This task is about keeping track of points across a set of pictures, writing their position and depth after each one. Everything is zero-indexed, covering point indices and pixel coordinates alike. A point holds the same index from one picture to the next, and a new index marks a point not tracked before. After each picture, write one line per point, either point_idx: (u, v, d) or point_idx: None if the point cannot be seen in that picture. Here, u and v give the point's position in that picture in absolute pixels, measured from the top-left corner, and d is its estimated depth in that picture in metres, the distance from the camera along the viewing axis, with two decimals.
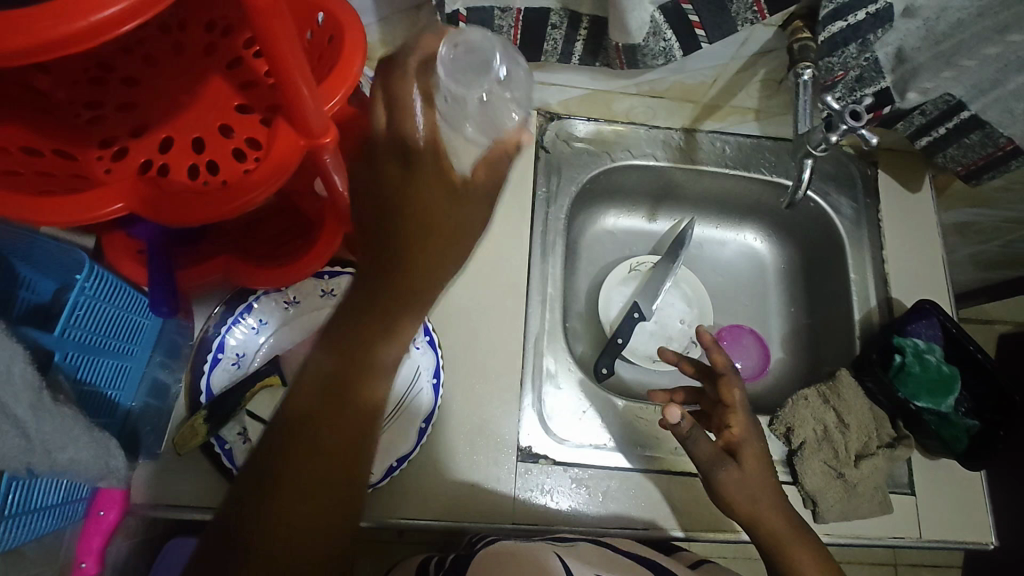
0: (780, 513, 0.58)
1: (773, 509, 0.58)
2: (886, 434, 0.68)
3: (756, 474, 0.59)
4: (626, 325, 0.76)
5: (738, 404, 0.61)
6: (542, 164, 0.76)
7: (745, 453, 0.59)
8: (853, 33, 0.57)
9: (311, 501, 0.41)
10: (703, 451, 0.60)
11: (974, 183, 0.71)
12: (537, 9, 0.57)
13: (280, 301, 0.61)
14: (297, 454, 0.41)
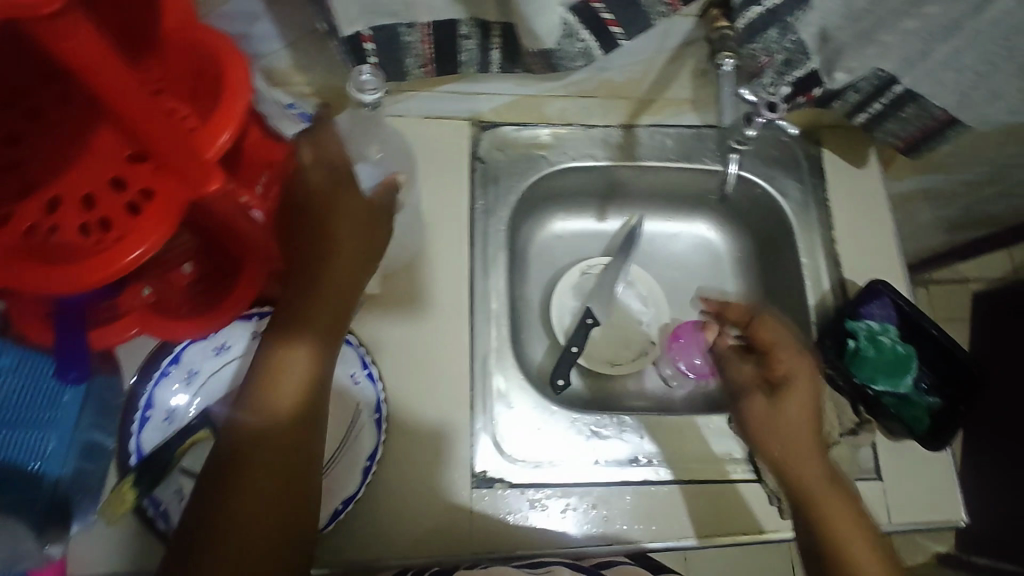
0: (817, 462, 0.60)
1: (812, 451, 0.61)
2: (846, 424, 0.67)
3: (791, 414, 0.62)
4: (580, 333, 0.76)
5: (774, 343, 0.66)
6: (478, 175, 0.74)
7: (790, 391, 0.63)
8: (772, 17, 0.54)
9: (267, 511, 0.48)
10: (736, 375, 0.70)
11: (915, 156, 0.70)
12: (445, 21, 0.55)
13: (207, 349, 0.60)
14: (249, 460, 0.49)
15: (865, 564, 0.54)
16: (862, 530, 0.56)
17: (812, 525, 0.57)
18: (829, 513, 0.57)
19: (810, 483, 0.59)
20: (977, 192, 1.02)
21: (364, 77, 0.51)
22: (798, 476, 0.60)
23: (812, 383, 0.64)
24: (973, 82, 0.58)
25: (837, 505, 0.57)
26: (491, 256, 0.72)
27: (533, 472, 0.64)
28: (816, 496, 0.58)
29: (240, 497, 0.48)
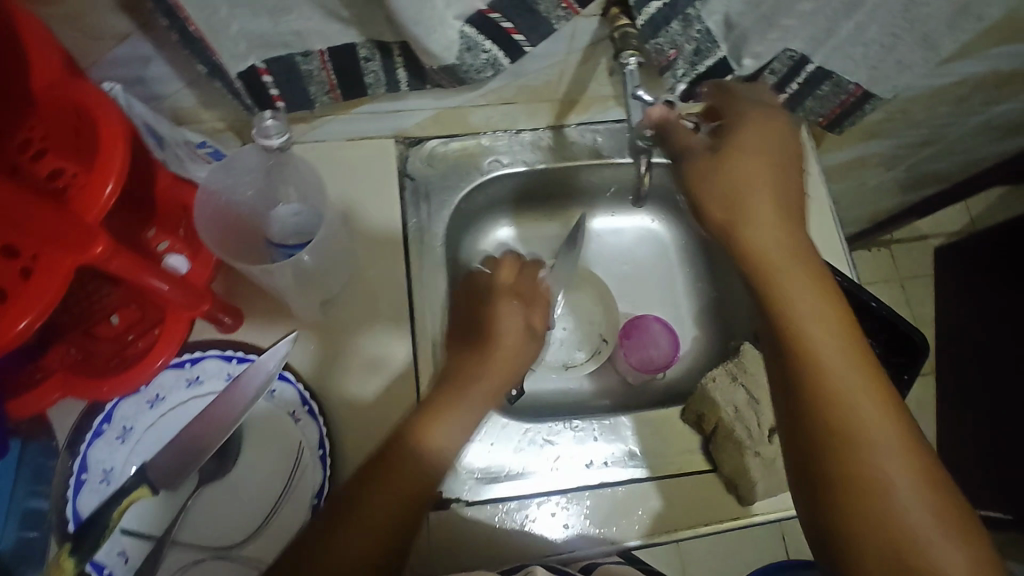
0: (799, 261, 0.49)
1: (776, 223, 0.50)
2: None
3: (744, 154, 0.51)
4: None
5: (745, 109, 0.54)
6: (410, 192, 0.73)
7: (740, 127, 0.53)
8: (671, 11, 0.53)
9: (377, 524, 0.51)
10: (681, 138, 0.56)
11: (837, 131, 0.70)
12: (341, 46, 0.54)
13: (139, 403, 0.58)
14: (392, 476, 0.52)
15: (877, 427, 0.44)
16: (889, 419, 0.45)
17: (813, 413, 0.45)
18: (849, 401, 0.45)
19: (835, 370, 0.46)
20: (920, 152, 1.03)
21: (267, 122, 0.50)
22: (823, 366, 0.46)
23: (792, 223, 0.51)
24: (879, 54, 0.58)
25: (852, 377, 0.46)
26: (429, 274, 0.71)
27: (489, 486, 0.64)
28: (836, 381, 0.45)
29: (350, 518, 0.50)
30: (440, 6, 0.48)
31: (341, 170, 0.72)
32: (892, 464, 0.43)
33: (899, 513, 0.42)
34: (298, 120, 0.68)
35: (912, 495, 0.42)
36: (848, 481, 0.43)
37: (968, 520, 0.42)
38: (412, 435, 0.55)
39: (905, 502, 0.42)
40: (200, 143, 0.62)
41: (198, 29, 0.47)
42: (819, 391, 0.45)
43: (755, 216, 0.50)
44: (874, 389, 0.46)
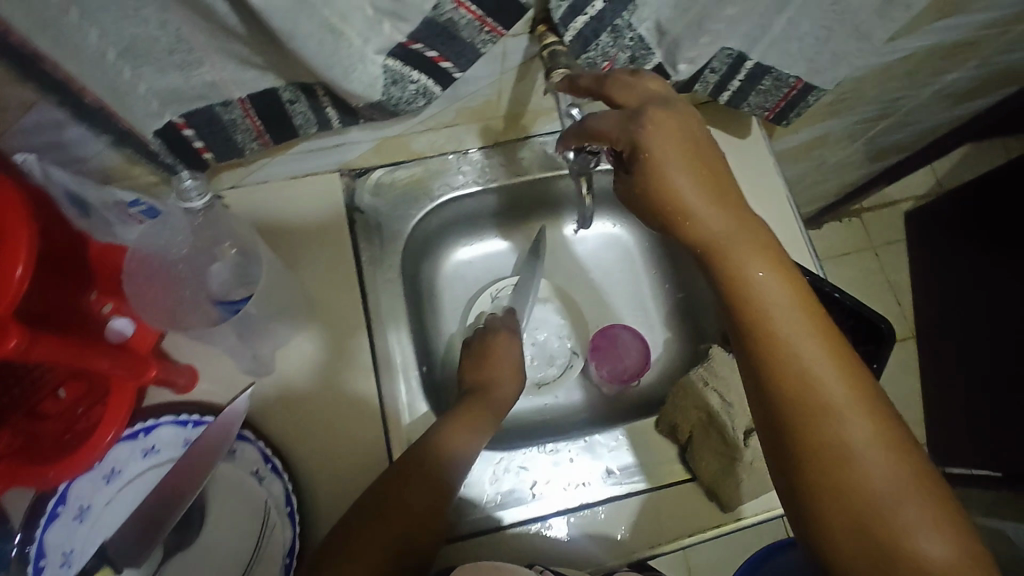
0: (752, 241, 0.46)
1: (699, 206, 0.46)
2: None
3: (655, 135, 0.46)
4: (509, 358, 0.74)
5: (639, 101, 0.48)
6: (360, 226, 0.71)
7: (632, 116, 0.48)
8: (599, 24, 0.51)
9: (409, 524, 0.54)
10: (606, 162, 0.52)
11: (785, 124, 0.69)
12: (259, 91, 0.51)
13: (96, 479, 0.56)
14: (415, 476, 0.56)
15: (845, 407, 0.43)
16: (850, 384, 0.44)
17: (776, 391, 0.44)
18: (809, 374, 0.44)
19: (793, 344, 0.44)
20: (878, 126, 1.02)
21: (186, 182, 0.48)
22: (781, 343, 0.44)
23: (739, 214, 0.47)
24: (815, 46, 0.57)
25: (814, 351, 0.44)
26: (387, 308, 0.69)
27: (465, 523, 0.63)
28: (795, 355, 0.44)
29: (378, 520, 0.53)
30: (357, 44, 0.46)
31: (284, 210, 0.69)
32: (854, 428, 0.42)
33: (861, 477, 0.41)
34: (232, 165, 0.65)
35: (876, 457, 0.42)
36: (814, 452, 0.42)
37: (930, 476, 0.42)
38: (436, 444, 0.59)
39: (869, 467, 0.41)
40: (133, 202, 0.58)
41: (96, 98, 0.46)
42: (775, 369, 0.44)
43: (696, 221, 0.47)
44: (834, 357, 0.44)
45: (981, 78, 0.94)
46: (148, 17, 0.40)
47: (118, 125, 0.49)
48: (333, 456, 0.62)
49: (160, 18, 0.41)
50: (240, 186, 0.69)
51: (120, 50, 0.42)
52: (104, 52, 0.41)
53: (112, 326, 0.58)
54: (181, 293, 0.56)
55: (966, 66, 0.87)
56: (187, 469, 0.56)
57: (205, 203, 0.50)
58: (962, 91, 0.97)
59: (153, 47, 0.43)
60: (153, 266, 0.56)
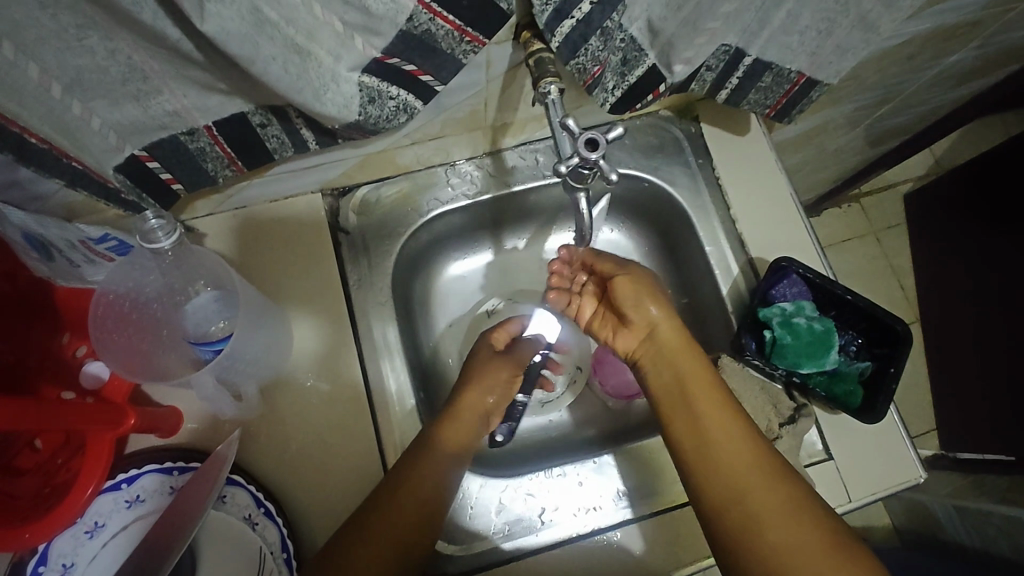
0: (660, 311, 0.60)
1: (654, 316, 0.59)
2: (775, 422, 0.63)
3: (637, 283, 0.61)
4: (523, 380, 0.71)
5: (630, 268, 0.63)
6: (346, 248, 0.68)
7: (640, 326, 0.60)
8: (587, 28, 0.47)
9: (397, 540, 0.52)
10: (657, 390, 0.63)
11: (787, 120, 0.66)
12: (227, 117, 0.48)
13: (77, 534, 0.53)
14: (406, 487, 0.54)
15: (746, 473, 0.50)
16: (741, 445, 0.52)
17: (684, 444, 0.54)
18: (706, 429, 0.53)
19: (692, 405, 0.55)
20: (878, 111, 0.99)
21: (151, 223, 0.46)
22: (687, 402, 0.55)
23: (667, 309, 0.60)
24: (817, 40, 0.53)
25: (710, 412, 0.54)
26: (380, 334, 0.66)
27: (470, 558, 0.60)
28: (698, 415, 0.54)
29: (365, 538, 0.51)
30: (328, 62, 0.43)
31: (266, 235, 0.67)
32: (744, 473, 0.50)
33: (760, 536, 0.48)
34: (207, 193, 0.62)
35: (757, 496, 0.49)
36: (705, 491, 0.51)
37: (837, 542, 0.47)
38: (421, 455, 0.56)
39: (758, 507, 0.49)
40: (101, 238, 0.54)
41: (45, 141, 0.41)
42: (685, 423, 0.54)
43: (641, 311, 0.60)
44: (729, 416, 0.54)
45: (984, 57, 0.91)
46: (95, 46, 0.37)
47: (74, 167, 0.45)
48: (328, 496, 0.59)
49: (109, 47, 0.38)
50: (217, 213, 0.66)
51: (67, 83, 0.39)
52: (50, 87, 0.38)
53: (87, 370, 0.56)
54: (158, 336, 0.55)
55: (969, 46, 0.83)
56: (175, 516, 0.53)
57: (174, 242, 0.47)
58: (963, 72, 0.94)
59: (104, 78, 0.40)
60: (122, 309, 0.52)
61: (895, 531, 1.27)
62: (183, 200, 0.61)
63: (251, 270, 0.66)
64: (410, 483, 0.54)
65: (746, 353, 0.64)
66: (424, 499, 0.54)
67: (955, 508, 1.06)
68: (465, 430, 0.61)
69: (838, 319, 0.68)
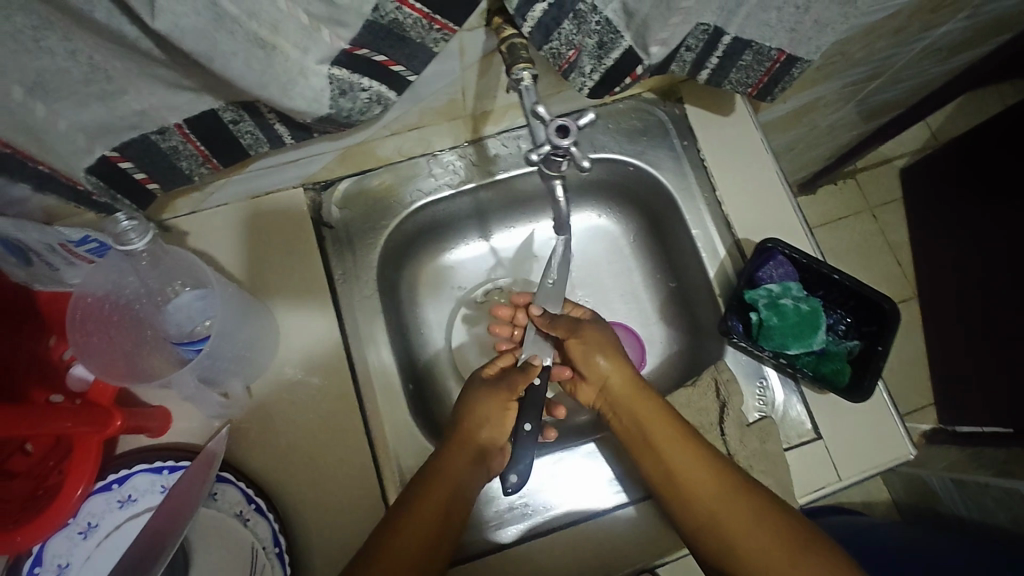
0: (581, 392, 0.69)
1: None
2: (754, 406, 0.65)
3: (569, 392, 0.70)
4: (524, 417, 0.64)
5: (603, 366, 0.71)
6: (330, 242, 0.68)
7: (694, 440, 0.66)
8: (558, 12, 0.46)
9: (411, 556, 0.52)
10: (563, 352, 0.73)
11: (771, 99, 0.65)
12: (196, 115, 0.47)
13: (71, 535, 0.54)
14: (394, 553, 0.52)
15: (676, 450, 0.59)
16: (811, 554, 0.52)
17: (699, 525, 0.56)
18: (686, 479, 0.57)
19: (691, 506, 0.56)
20: (867, 87, 0.98)
21: (124, 225, 0.47)
22: (662, 452, 0.59)
23: (617, 363, 0.65)
24: (796, 15, 0.52)
25: (733, 513, 0.55)
26: (366, 328, 0.66)
27: (468, 545, 0.61)
28: (758, 558, 0.53)
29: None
30: (295, 56, 0.42)
31: (248, 229, 0.66)
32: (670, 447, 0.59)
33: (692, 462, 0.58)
34: (187, 191, 0.62)
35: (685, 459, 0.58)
36: (716, 545, 0.55)
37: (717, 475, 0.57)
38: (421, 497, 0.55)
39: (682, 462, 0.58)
40: (81, 240, 0.51)
41: (9, 144, 0.41)
42: (718, 548, 0.55)
43: (592, 366, 0.65)
44: (766, 522, 0.54)
45: (975, 27, 0.89)
46: (54, 48, 0.37)
47: (41, 171, 0.45)
48: (320, 490, 0.59)
49: (68, 48, 0.37)
50: (196, 212, 0.65)
51: (29, 86, 0.38)
52: (12, 91, 0.38)
53: (72, 373, 0.56)
54: (142, 337, 0.56)
55: (958, 17, 0.82)
56: (172, 509, 0.54)
57: (147, 243, 0.48)
58: (952, 44, 0.92)
59: (68, 79, 0.39)
60: (102, 312, 0.54)
61: (894, 505, 1.27)
62: (162, 199, 0.61)
63: (235, 267, 0.65)
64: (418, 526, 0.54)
65: (733, 334, 0.64)
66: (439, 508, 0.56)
67: (954, 482, 1.06)
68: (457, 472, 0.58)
69: (826, 298, 0.68)
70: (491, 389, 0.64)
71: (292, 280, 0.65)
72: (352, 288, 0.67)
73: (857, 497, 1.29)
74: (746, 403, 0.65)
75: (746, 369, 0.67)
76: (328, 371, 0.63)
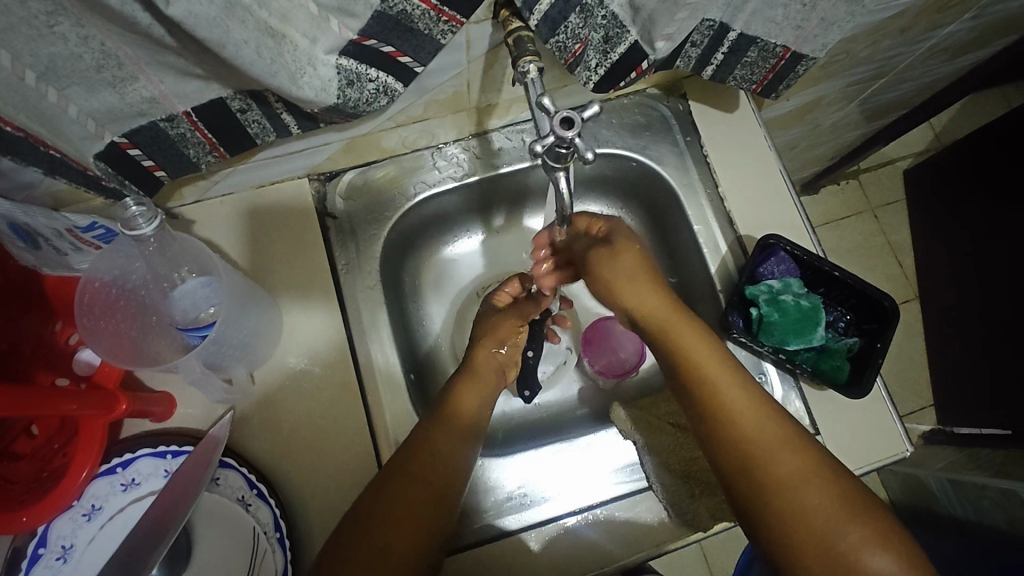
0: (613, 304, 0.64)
1: None
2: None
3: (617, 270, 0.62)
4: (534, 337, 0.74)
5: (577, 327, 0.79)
6: (334, 232, 0.68)
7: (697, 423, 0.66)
8: (565, 5, 0.47)
9: (400, 539, 0.51)
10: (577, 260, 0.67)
11: (774, 97, 0.65)
12: (205, 103, 0.47)
13: (75, 517, 0.55)
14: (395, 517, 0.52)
15: (683, 335, 0.57)
16: (825, 478, 0.49)
17: (721, 443, 0.53)
18: (708, 373, 0.55)
19: (708, 398, 0.54)
20: (872, 86, 0.98)
21: (132, 210, 0.48)
22: (676, 337, 0.57)
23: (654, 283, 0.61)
24: (802, 13, 0.53)
25: (742, 408, 0.53)
26: (369, 317, 0.67)
27: (468, 534, 0.61)
28: (759, 462, 0.51)
29: (380, 528, 0.51)
30: (304, 45, 0.42)
31: (252, 219, 0.67)
32: (692, 346, 0.56)
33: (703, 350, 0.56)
34: (192, 179, 0.62)
35: (698, 350, 0.56)
36: (731, 465, 0.52)
37: (731, 366, 0.55)
38: (419, 455, 0.55)
39: (693, 349, 0.56)
40: (89, 227, 0.53)
41: (22, 130, 0.41)
42: (726, 441, 0.53)
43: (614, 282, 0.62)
44: (789, 451, 0.51)
45: (980, 29, 0.89)
46: (66, 33, 0.37)
47: (51, 155, 0.45)
48: (320, 480, 0.60)
49: (81, 33, 0.37)
50: (204, 199, 0.66)
51: (40, 71, 0.39)
52: (24, 75, 0.38)
53: (79, 358, 0.56)
54: (147, 323, 0.57)
55: (963, 18, 0.82)
56: (175, 493, 0.54)
57: (155, 229, 0.49)
58: (957, 44, 0.92)
59: (79, 65, 0.39)
60: (109, 296, 0.54)
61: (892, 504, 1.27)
62: (169, 187, 0.61)
63: (238, 255, 0.66)
64: (416, 479, 0.54)
65: (733, 330, 0.65)
66: (422, 483, 0.54)
67: (951, 482, 1.06)
68: (447, 447, 0.57)
69: (827, 296, 0.68)
70: (506, 311, 0.72)
71: (295, 271, 0.66)
72: (354, 276, 0.68)
73: None
74: None
75: (746, 365, 0.67)
76: (332, 359, 0.63)
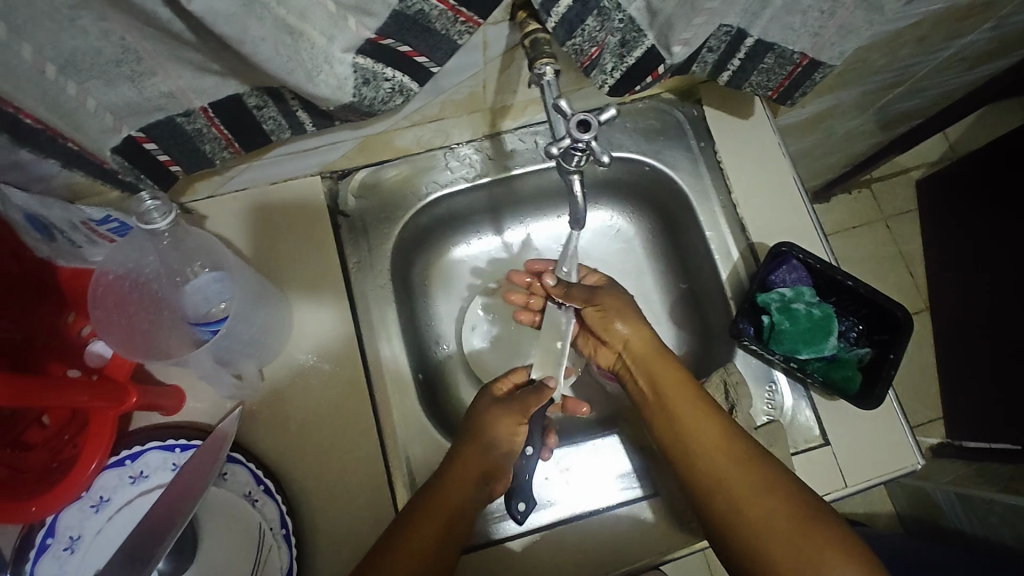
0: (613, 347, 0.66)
1: None
2: (763, 409, 0.65)
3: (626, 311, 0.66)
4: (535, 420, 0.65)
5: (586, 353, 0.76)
6: (346, 230, 0.69)
7: None
8: (583, 7, 0.46)
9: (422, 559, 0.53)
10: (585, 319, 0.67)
11: (790, 104, 0.64)
12: (223, 99, 0.47)
13: (83, 507, 0.55)
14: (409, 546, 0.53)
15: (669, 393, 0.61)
16: (805, 526, 0.52)
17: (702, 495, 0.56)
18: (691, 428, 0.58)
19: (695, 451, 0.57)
20: (888, 95, 0.97)
21: (147, 204, 0.48)
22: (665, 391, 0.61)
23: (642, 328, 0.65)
24: (821, 20, 0.52)
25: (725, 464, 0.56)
26: (378, 316, 0.67)
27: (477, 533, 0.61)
28: (738, 515, 0.54)
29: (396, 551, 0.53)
30: (321, 43, 0.42)
31: (264, 214, 0.67)
32: (679, 401, 0.60)
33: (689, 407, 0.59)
34: (206, 175, 0.62)
35: (680, 405, 0.59)
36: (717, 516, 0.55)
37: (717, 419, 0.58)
38: (439, 480, 0.57)
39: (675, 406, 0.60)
40: (103, 219, 0.54)
41: (39, 121, 0.42)
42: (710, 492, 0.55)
43: (610, 331, 0.66)
44: (779, 503, 0.53)
45: (1000, 39, 0.88)
46: (87, 27, 0.37)
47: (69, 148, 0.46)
48: (326, 477, 0.60)
49: (101, 28, 0.38)
50: (216, 195, 0.66)
51: (60, 64, 0.39)
52: (45, 68, 0.39)
53: (91, 349, 0.57)
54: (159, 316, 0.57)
55: (983, 27, 0.81)
56: (180, 490, 0.54)
57: (169, 223, 0.49)
58: (976, 55, 0.91)
59: (100, 59, 0.40)
60: (122, 289, 0.55)
61: (898, 517, 1.25)
62: (183, 182, 0.62)
63: (250, 250, 0.66)
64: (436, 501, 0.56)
65: (744, 337, 0.64)
66: (443, 509, 0.56)
67: (958, 496, 1.05)
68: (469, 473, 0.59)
69: (839, 305, 0.68)
70: (497, 409, 0.63)
71: (305, 266, 0.66)
72: (365, 272, 0.68)
73: (860, 509, 1.27)
74: (755, 406, 0.65)
75: (755, 373, 0.67)
76: (341, 356, 0.63)
